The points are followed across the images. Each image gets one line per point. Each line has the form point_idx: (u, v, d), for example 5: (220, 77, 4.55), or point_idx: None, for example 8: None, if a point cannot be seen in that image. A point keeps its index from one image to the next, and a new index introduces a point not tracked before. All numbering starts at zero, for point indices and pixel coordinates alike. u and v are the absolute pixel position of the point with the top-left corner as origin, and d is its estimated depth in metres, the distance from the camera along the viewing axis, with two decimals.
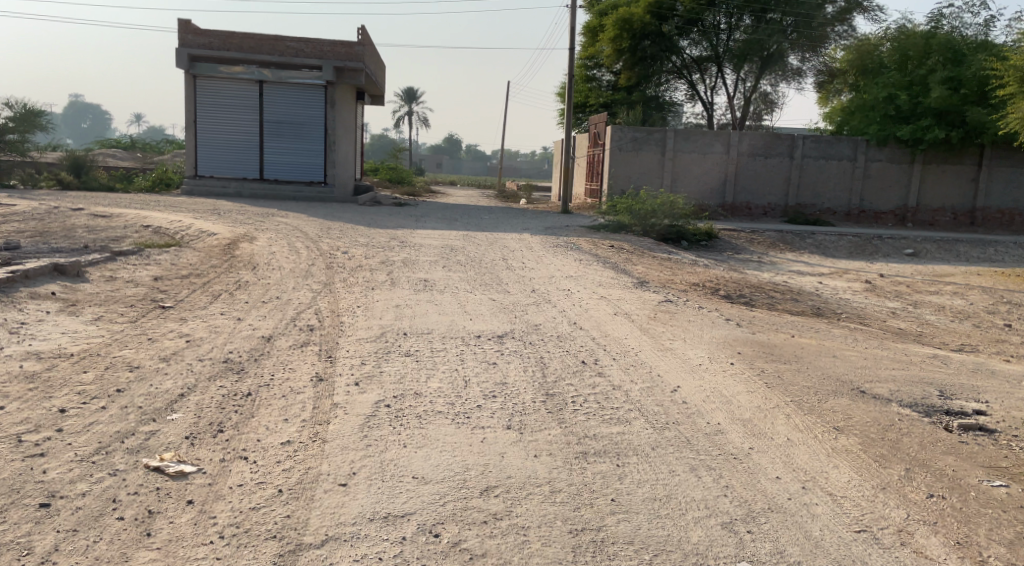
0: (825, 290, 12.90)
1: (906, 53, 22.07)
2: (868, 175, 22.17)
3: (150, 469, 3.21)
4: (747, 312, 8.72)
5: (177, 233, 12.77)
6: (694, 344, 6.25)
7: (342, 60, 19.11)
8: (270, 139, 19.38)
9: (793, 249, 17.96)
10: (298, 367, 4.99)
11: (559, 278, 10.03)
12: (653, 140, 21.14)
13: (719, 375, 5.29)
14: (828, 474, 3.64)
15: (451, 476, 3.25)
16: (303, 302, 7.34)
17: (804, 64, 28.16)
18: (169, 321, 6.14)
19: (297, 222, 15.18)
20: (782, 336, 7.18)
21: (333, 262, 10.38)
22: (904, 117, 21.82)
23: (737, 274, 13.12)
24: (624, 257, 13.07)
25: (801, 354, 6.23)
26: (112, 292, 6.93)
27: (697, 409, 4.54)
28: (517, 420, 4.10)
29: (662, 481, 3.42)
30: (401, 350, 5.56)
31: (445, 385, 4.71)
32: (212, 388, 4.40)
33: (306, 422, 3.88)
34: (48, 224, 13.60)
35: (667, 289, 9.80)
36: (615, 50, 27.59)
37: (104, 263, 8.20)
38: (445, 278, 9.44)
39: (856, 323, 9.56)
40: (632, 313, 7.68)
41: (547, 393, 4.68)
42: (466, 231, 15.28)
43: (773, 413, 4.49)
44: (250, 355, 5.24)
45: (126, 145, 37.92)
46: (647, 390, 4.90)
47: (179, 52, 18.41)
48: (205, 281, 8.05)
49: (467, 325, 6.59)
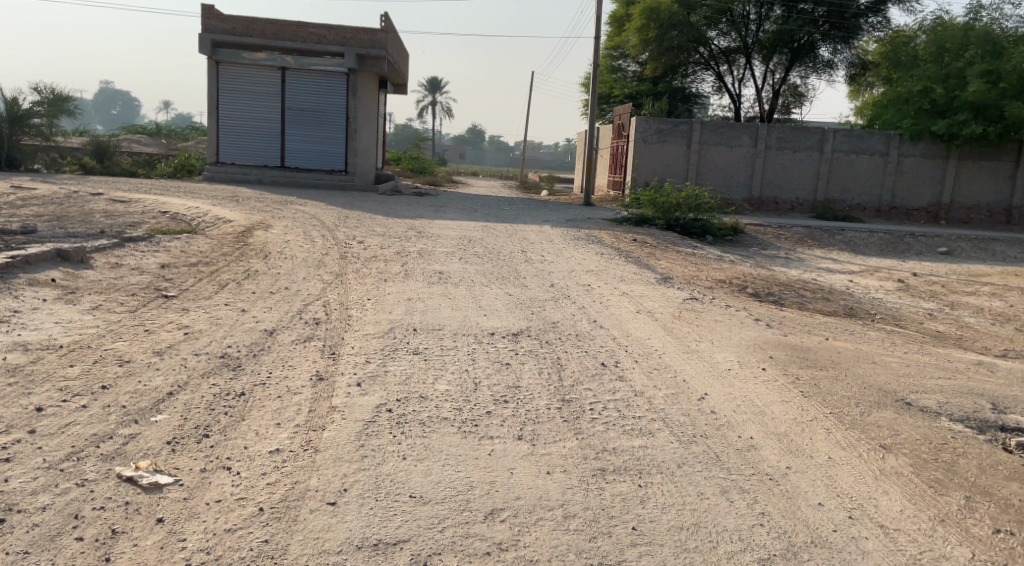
0: (857, 289, 12.35)
1: (942, 45, 21.12)
2: (901, 170, 21.41)
3: (122, 479, 2.92)
4: (777, 312, 8.25)
5: (193, 219, 12.57)
6: (722, 346, 5.85)
7: (364, 47, 18.80)
8: (291, 126, 19.17)
9: (822, 245, 17.37)
10: (299, 364, 4.68)
11: (578, 272, 9.64)
12: (679, 131, 20.60)
13: (749, 382, 4.88)
14: (877, 502, 3.25)
15: (453, 496, 2.92)
16: (312, 294, 7.06)
17: (835, 56, 27.18)
18: (170, 311, 5.88)
19: (315, 210, 14.96)
20: (815, 339, 6.72)
21: (348, 252, 10.12)
22: (939, 111, 20.97)
23: (765, 271, 12.63)
24: (647, 251, 12.64)
25: (836, 359, 5.77)
26: (115, 280, 6.69)
27: (728, 420, 4.16)
28: (529, 430, 3.75)
29: (690, 506, 3.05)
30: (409, 348, 5.24)
31: (453, 388, 4.37)
32: (205, 386, 4.11)
33: (301, 427, 3.57)
34: (66, 209, 13.48)
35: (691, 286, 9.38)
36: (642, 39, 26.72)
37: (111, 250, 7.97)
38: (461, 271, 9.10)
39: (892, 325, 9.05)
40: (655, 312, 7.28)
41: (564, 399, 4.33)
42: (485, 222, 14.93)
43: (812, 427, 4.09)
44: (250, 350, 4.95)
45: (151, 132, 37.95)
46: (673, 397, 4.53)
47: (203, 38, 18.27)
48: (213, 270, 7.78)
49: (480, 322, 6.24)
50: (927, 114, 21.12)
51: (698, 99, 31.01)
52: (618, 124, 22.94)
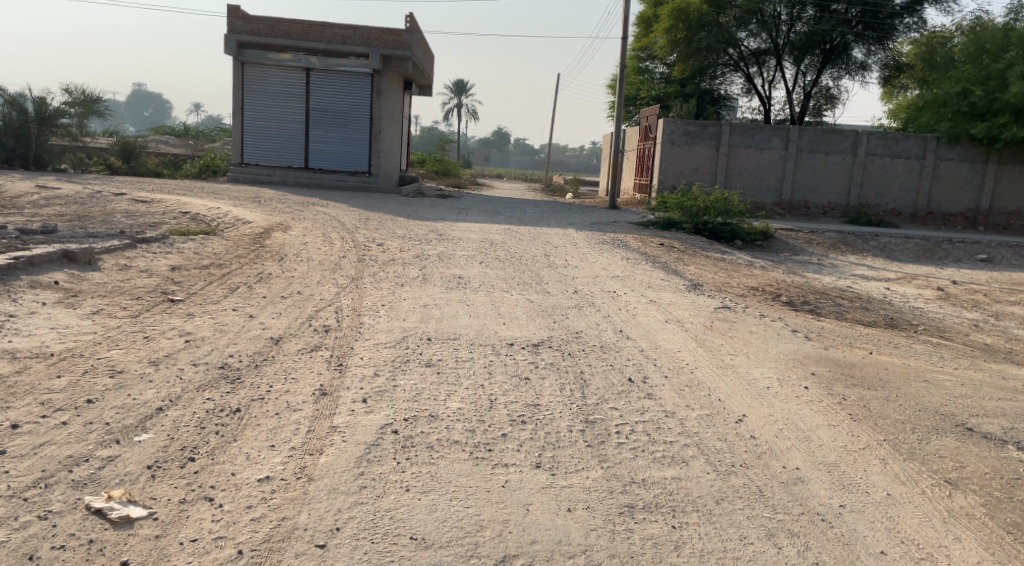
0: (895, 297, 11.75)
1: (981, 46, 20.22)
2: (938, 174, 20.60)
3: (91, 511, 2.65)
4: (815, 322, 7.78)
5: (213, 220, 12.43)
6: (758, 361, 5.41)
7: (389, 48, 18.62)
8: (315, 127, 19.02)
9: (855, 251, 16.76)
10: (302, 377, 4.35)
11: (604, 278, 9.25)
12: (708, 133, 20.06)
13: (791, 403, 4.43)
14: (949, 551, 2.81)
15: (458, 538, 2.57)
16: (325, 299, 6.77)
17: (869, 57, 26.31)
18: (174, 316, 5.63)
19: (336, 211, 14.74)
20: (857, 353, 6.23)
21: (366, 254, 9.86)
22: (978, 114, 20.15)
23: (798, 278, 12.11)
24: (674, 256, 12.19)
25: (885, 377, 5.28)
26: (121, 282, 6.48)
27: (769, 446, 3.75)
28: (548, 456, 3.39)
29: (731, 553, 2.66)
30: (421, 360, 4.90)
31: (466, 406, 4.00)
32: (199, 401, 3.82)
33: (295, 450, 3.24)
34: (88, 208, 13.43)
35: (722, 293, 8.93)
36: (670, 41, 26.28)
37: (122, 251, 7.79)
38: (481, 275, 8.76)
39: (936, 337, 8.48)
40: (685, 321, 6.85)
41: (588, 420, 3.95)
42: (508, 225, 14.57)
43: (864, 455, 3.65)
44: (253, 360, 4.65)
45: (179, 132, 38.59)
46: (708, 419, 4.12)
47: (229, 39, 18.20)
48: (225, 273, 7.55)
49: (498, 331, 5.88)
50: (965, 117, 20.30)
51: (727, 101, 30.39)
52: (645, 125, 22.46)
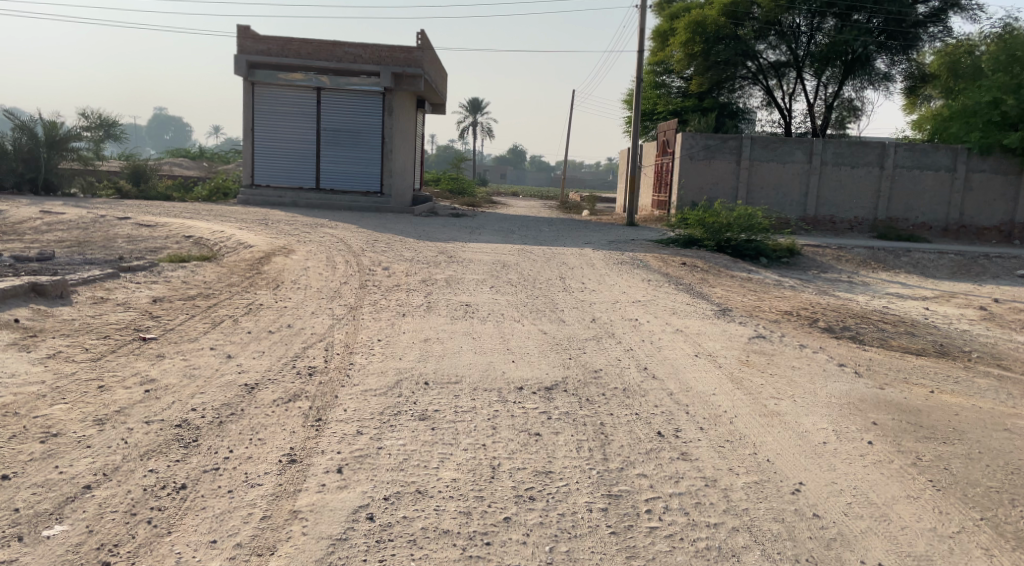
0: (937, 319, 10.86)
1: (1012, 54, 19.63)
2: (970, 187, 19.64)
3: None
4: (860, 352, 6.98)
5: (215, 244, 11.92)
6: (807, 408, 4.63)
7: (400, 66, 18.18)
8: (326, 147, 18.58)
9: (887, 267, 15.88)
10: (271, 438, 3.69)
11: (624, 303, 8.56)
12: (728, 147, 19.32)
13: (855, 465, 3.68)
14: None
15: None
16: (317, 333, 6.16)
17: (892, 68, 25.36)
18: (140, 359, 5.00)
19: (343, 233, 14.19)
20: (917, 392, 5.38)
21: (369, 280, 9.24)
22: (1011, 123, 19.21)
23: (833, 300, 11.28)
24: (698, 277, 11.43)
25: (958, 426, 4.46)
26: (91, 318, 5.90)
27: (838, 529, 3.01)
28: (562, 554, 2.70)
29: None
30: (414, 411, 4.21)
31: (462, 476, 3.31)
32: (137, 475, 3.18)
33: (239, 550, 2.58)
34: (90, 233, 13.01)
35: (754, 319, 8.18)
36: (687, 54, 25.66)
37: (102, 282, 7.26)
38: (490, 302, 8.08)
39: (995, 367, 7.58)
40: (717, 356, 6.07)
41: (611, 492, 3.24)
42: (522, 245, 13.91)
43: (960, 545, 2.92)
44: (217, 416, 3.99)
45: (194, 154, 38.54)
46: (757, 488, 3.39)
47: (239, 59, 17.81)
48: (212, 304, 6.96)
49: (506, 372, 5.18)
50: (997, 127, 19.32)
51: (745, 115, 29.59)
52: (663, 140, 21.76)
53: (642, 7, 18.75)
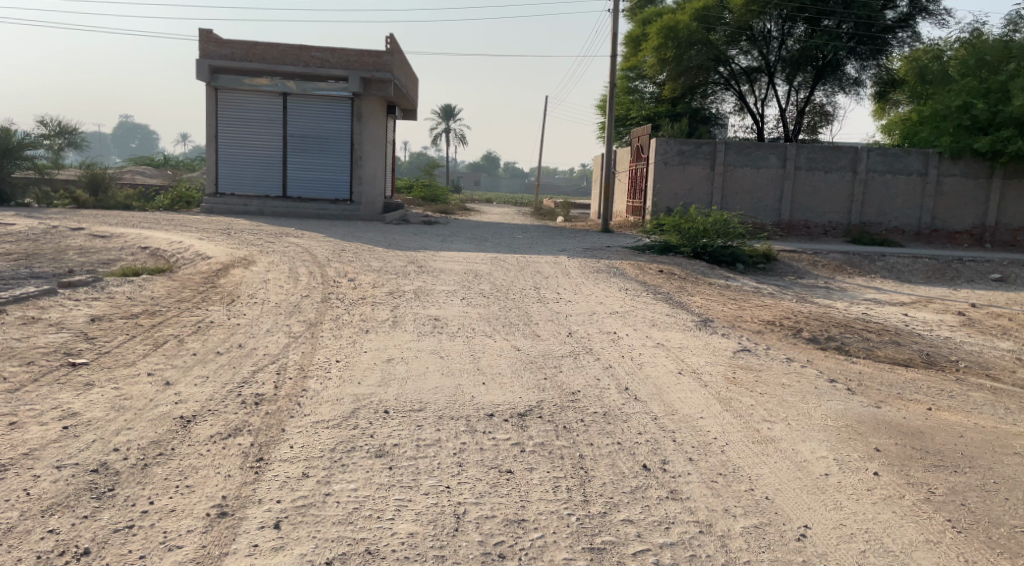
0: (918, 326, 10.65)
1: (981, 58, 19.57)
2: (941, 191, 19.66)
3: None
4: (849, 365, 6.65)
5: (172, 256, 11.29)
6: (803, 432, 4.26)
7: (369, 70, 17.61)
8: (293, 154, 17.97)
9: (863, 272, 15.76)
10: (203, 483, 3.20)
11: (601, 314, 8.19)
12: (702, 153, 19.11)
13: (866, 503, 3.29)
14: None
15: None
16: (269, 354, 5.62)
17: (862, 73, 25.42)
18: (65, 389, 4.44)
19: (309, 242, 13.60)
20: (914, 411, 5.03)
21: (334, 292, 8.73)
22: (981, 127, 19.31)
23: (813, 308, 11.02)
24: (676, 285, 11.08)
25: (966, 451, 4.10)
26: (17, 342, 5.32)
27: None
28: None
29: None
30: (369, 447, 3.72)
31: (421, 529, 2.86)
32: (32, 537, 2.68)
33: None
34: (39, 245, 12.29)
35: (736, 330, 7.86)
36: (659, 59, 25.48)
37: (37, 300, 6.67)
38: (461, 316, 7.62)
39: (984, 378, 7.29)
40: (702, 373, 5.68)
41: (592, 545, 2.82)
42: (495, 253, 13.48)
43: None
44: (143, 457, 3.47)
45: (159, 161, 37.51)
46: (756, 533, 2.99)
47: (201, 63, 17.14)
48: (157, 323, 6.40)
49: (477, 396, 4.72)
50: (967, 131, 19.44)
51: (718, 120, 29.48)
52: (637, 146, 21.51)
53: (615, 11, 18.49)
